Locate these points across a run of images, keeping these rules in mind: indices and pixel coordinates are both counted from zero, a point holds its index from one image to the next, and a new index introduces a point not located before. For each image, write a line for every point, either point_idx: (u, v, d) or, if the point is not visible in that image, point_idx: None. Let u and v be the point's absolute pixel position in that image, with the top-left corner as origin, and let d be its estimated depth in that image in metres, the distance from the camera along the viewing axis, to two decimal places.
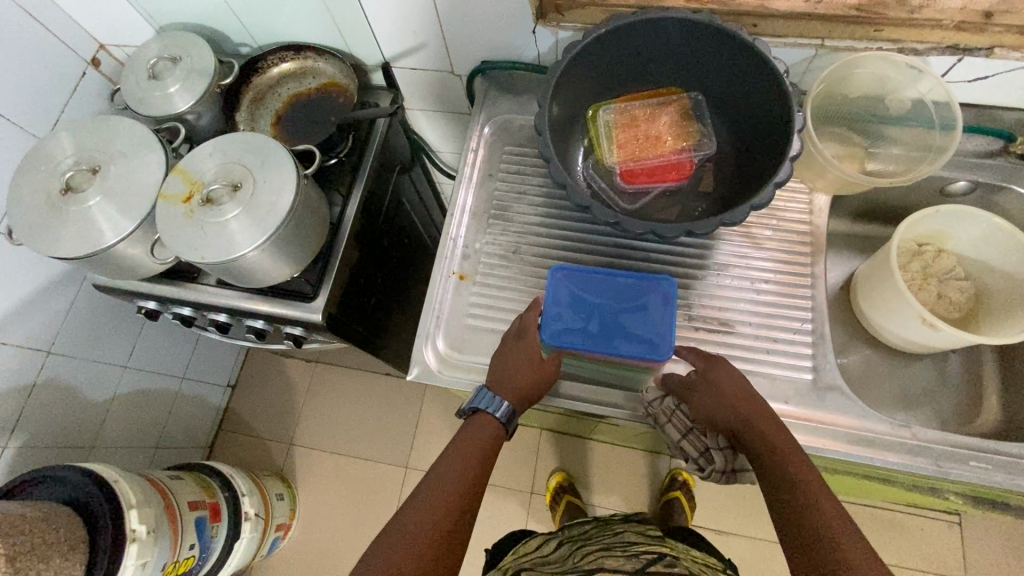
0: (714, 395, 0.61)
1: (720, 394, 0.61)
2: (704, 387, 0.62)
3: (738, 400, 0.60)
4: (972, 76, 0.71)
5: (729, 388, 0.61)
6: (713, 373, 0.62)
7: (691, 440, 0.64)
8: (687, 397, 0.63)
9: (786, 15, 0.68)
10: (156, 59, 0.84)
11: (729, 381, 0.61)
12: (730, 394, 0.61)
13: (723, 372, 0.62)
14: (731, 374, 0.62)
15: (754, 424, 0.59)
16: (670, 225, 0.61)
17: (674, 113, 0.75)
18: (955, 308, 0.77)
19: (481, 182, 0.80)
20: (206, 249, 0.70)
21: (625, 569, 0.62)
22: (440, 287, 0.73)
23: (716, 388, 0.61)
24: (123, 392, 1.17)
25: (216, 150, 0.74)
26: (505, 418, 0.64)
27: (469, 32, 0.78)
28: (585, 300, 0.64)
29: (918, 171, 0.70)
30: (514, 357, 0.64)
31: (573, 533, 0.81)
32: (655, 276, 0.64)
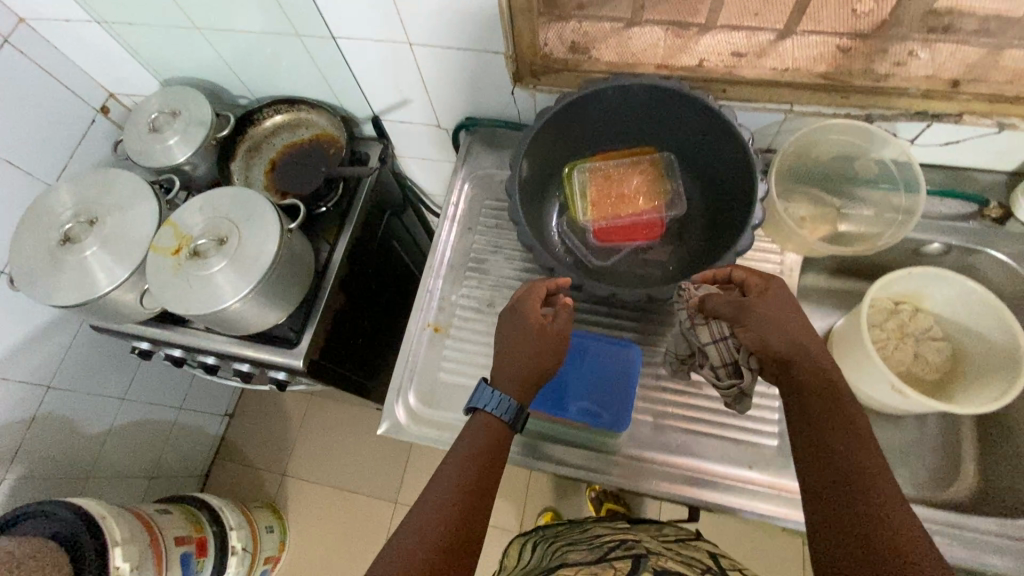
0: (768, 319, 0.54)
1: (775, 320, 0.54)
2: (754, 308, 0.55)
3: (793, 329, 0.54)
4: (942, 141, 0.71)
5: (788, 318, 0.54)
6: (773, 300, 0.55)
7: (718, 347, 0.61)
8: (727, 313, 0.57)
9: (756, 81, 0.71)
10: (157, 113, 0.89)
11: (787, 311, 0.54)
12: (789, 323, 0.54)
13: (778, 297, 0.55)
14: (784, 299, 0.56)
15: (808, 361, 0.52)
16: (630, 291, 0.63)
17: (645, 173, 0.77)
18: (931, 369, 0.77)
19: (460, 235, 0.82)
20: (191, 302, 0.73)
21: (585, 559, 0.61)
22: (414, 340, 0.75)
23: (774, 313, 0.54)
24: (121, 423, 1.20)
25: (205, 204, 0.77)
26: (511, 417, 0.57)
27: (455, 89, 0.82)
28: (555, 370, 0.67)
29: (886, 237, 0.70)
30: (517, 343, 0.60)
31: (547, 532, 0.79)
32: (627, 346, 0.67)
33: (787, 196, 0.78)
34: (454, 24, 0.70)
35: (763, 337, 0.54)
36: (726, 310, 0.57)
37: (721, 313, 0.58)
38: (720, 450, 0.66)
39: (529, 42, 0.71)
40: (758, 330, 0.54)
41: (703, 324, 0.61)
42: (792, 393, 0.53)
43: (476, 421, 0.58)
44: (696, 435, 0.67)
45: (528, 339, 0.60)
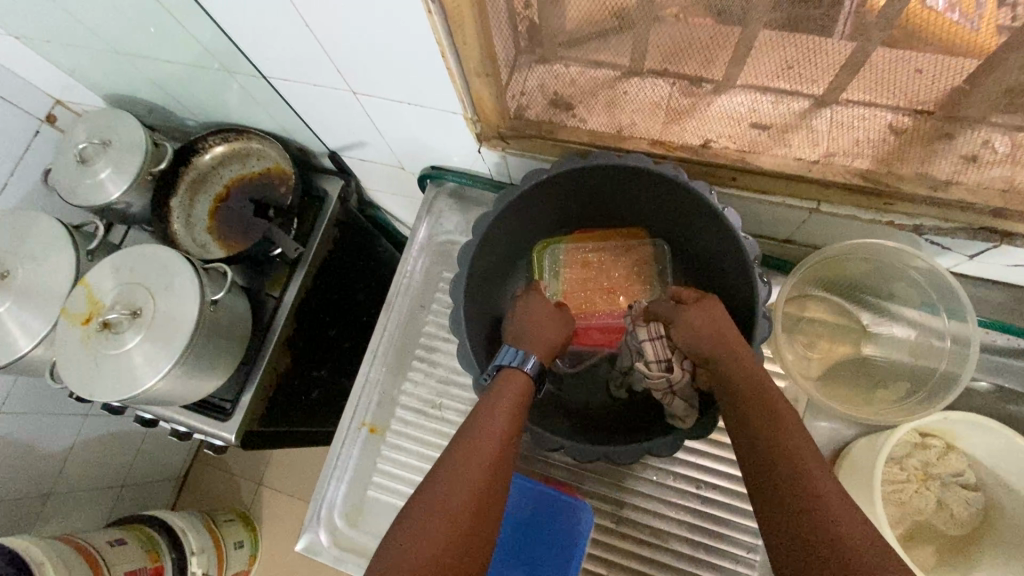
0: (697, 318, 0.52)
1: (706, 322, 0.52)
2: (689, 318, 0.53)
3: (721, 330, 0.51)
4: (1010, 262, 0.55)
5: (712, 317, 0.52)
6: (704, 305, 0.54)
7: (651, 344, 0.56)
8: (665, 308, 0.56)
9: (773, 172, 0.56)
10: (86, 143, 0.78)
11: (707, 315, 0.53)
12: (713, 329, 0.52)
13: (709, 303, 0.54)
14: (722, 311, 0.53)
15: (727, 359, 0.49)
16: (586, 449, 0.53)
17: (629, 264, 0.66)
18: (956, 523, 0.64)
19: (410, 313, 0.71)
20: (96, 384, 0.65)
21: None
22: (347, 441, 0.66)
23: (710, 316, 0.52)
24: (85, 438, 1.17)
25: (119, 266, 0.68)
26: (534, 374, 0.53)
27: (414, 140, 0.69)
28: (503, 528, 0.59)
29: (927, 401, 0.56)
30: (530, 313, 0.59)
31: None
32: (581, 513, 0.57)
33: (803, 307, 0.64)
34: (400, 79, 0.57)
35: (699, 342, 0.52)
36: (666, 309, 0.56)
37: (663, 310, 0.56)
38: None
39: (491, 103, 0.57)
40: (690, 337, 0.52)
41: (642, 324, 0.58)
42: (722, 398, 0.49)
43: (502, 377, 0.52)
44: None
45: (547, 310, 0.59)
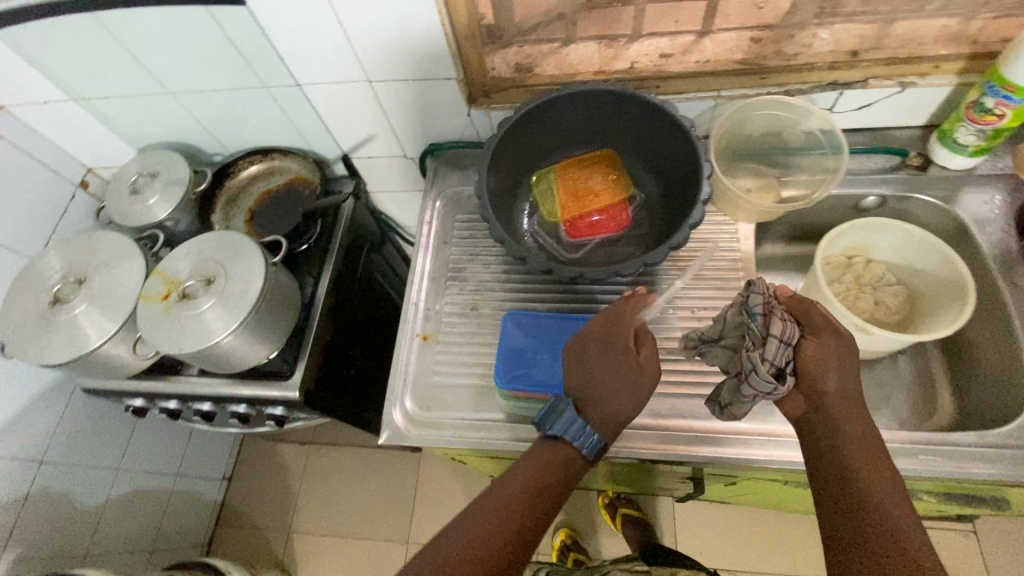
0: (830, 356, 0.58)
1: (838, 365, 0.58)
2: (822, 352, 0.58)
3: (847, 378, 0.58)
4: (857, 105, 0.79)
5: (845, 361, 0.58)
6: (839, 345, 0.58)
7: (778, 347, 0.57)
8: (815, 323, 0.59)
9: (682, 75, 0.78)
10: (137, 176, 0.93)
11: (846, 361, 0.58)
12: (838, 374, 0.58)
13: (846, 340, 0.58)
14: (842, 350, 0.59)
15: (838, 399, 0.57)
16: (597, 271, 0.69)
17: (606, 172, 0.84)
18: (892, 312, 0.82)
19: (437, 248, 0.86)
20: (184, 340, 0.74)
21: None
22: (405, 348, 0.77)
23: (850, 364, 0.58)
24: (116, 496, 1.18)
25: (191, 250, 0.81)
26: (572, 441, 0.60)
27: (418, 120, 0.89)
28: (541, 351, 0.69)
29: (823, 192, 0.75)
30: (611, 392, 0.60)
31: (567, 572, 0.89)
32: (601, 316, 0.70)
33: (732, 172, 0.84)
34: (410, 59, 0.77)
35: (822, 377, 0.58)
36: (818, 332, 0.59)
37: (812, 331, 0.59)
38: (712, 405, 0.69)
39: (476, 65, 0.78)
40: (816, 368, 0.58)
41: (779, 319, 0.58)
42: (821, 429, 0.58)
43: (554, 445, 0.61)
44: (689, 398, 0.70)
45: (646, 381, 0.60)
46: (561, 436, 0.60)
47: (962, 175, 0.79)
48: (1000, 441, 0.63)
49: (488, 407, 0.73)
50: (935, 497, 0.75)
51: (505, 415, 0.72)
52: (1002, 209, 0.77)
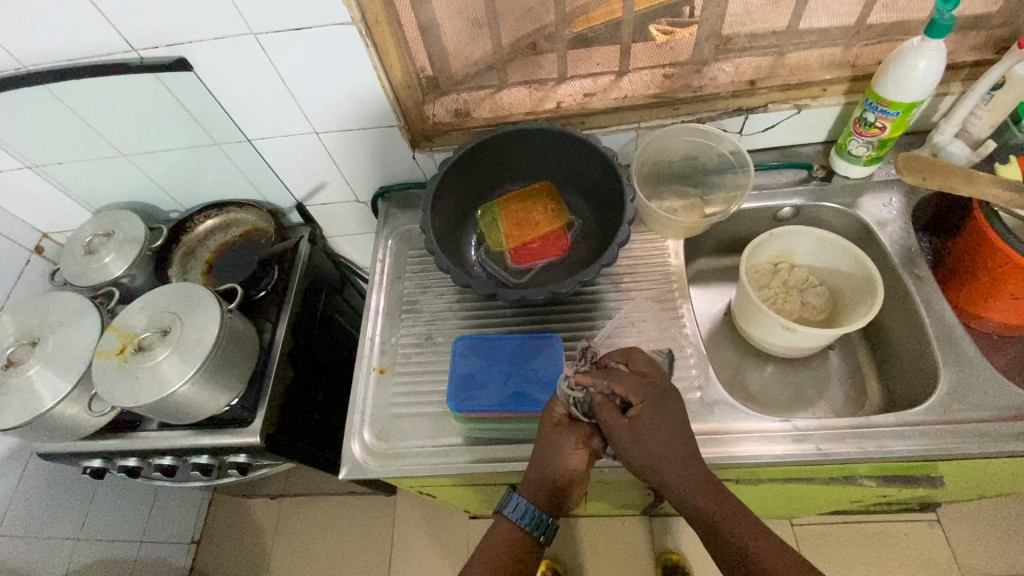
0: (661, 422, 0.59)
1: (655, 435, 0.59)
2: (642, 426, 0.59)
3: (675, 443, 0.59)
4: (762, 128, 0.88)
5: (669, 423, 0.59)
6: (652, 411, 0.60)
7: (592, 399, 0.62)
8: (638, 394, 0.61)
9: (604, 111, 0.86)
10: (92, 237, 0.95)
11: (670, 425, 0.59)
12: (675, 440, 0.59)
13: (666, 410, 0.60)
14: (652, 423, 0.59)
15: (676, 470, 0.58)
16: (537, 292, 0.74)
17: (546, 202, 0.90)
18: (818, 311, 0.88)
19: (391, 284, 0.89)
20: (141, 392, 0.75)
21: None
22: (363, 382, 0.80)
23: (641, 438, 0.59)
24: (76, 568, 1.13)
25: (147, 304, 0.82)
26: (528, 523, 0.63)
27: (367, 166, 0.94)
28: (478, 379, 0.70)
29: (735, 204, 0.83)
30: (535, 461, 0.64)
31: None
32: (546, 334, 0.72)
33: (659, 195, 0.91)
34: (353, 110, 0.83)
35: (656, 457, 0.58)
36: (636, 399, 0.61)
37: (631, 398, 0.61)
38: None
39: (415, 112, 0.85)
40: (643, 446, 0.59)
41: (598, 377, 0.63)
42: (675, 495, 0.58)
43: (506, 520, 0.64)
44: None
45: (565, 452, 0.63)
46: (504, 510, 0.64)
47: (862, 182, 0.87)
48: (916, 419, 0.68)
49: (445, 433, 0.75)
50: (875, 482, 0.80)
51: (462, 439, 0.74)
52: (899, 210, 0.85)
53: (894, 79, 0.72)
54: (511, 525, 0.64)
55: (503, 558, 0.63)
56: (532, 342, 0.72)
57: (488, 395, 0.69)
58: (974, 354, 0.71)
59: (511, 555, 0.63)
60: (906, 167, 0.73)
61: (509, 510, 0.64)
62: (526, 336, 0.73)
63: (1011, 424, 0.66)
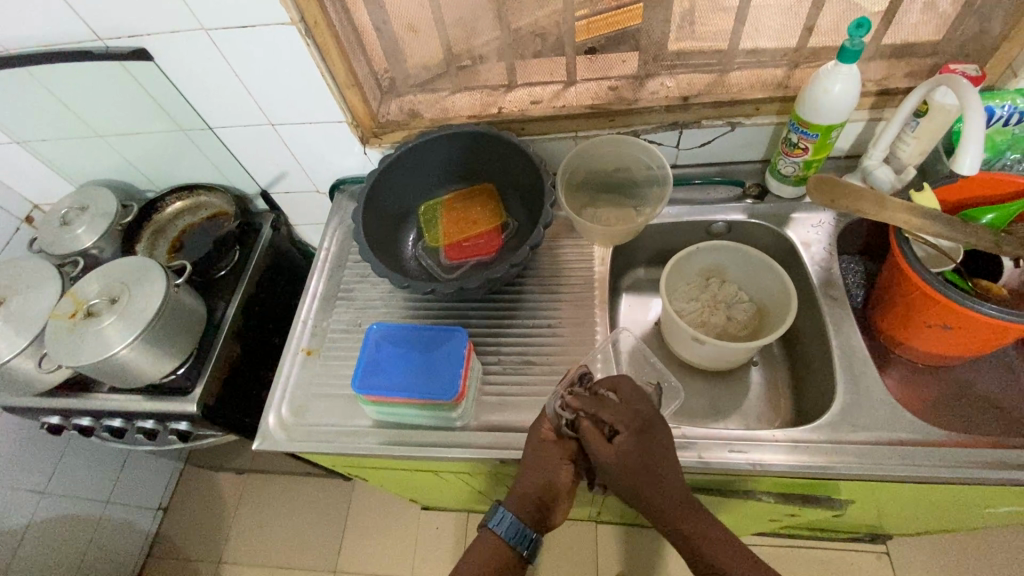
0: (642, 457, 0.62)
1: (643, 466, 0.61)
2: (628, 461, 0.61)
3: (656, 475, 0.62)
4: (698, 143, 0.90)
5: (653, 457, 0.62)
6: (638, 447, 0.61)
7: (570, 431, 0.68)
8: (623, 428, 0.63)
9: (542, 118, 0.89)
10: (68, 209, 1.02)
11: (653, 458, 0.62)
12: (653, 469, 0.61)
13: (652, 447, 0.62)
14: (632, 452, 0.62)
15: (663, 491, 0.62)
16: (450, 287, 0.78)
17: (485, 203, 0.93)
18: (743, 326, 0.89)
19: (332, 271, 0.94)
20: (82, 354, 0.81)
21: None
22: (289, 361, 0.84)
23: (635, 465, 0.61)
24: (39, 520, 1.21)
25: (102, 274, 0.89)
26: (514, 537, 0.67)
27: (322, 159, 0.99)
28: (385, 364, 0.73)
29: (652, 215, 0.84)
30: (523, 473, 0.69)
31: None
32: (452, 327, 0.75)
33: (594, 204, 0.94)
34: (302, 105, 0.88)
35: (651, 485, 0.61)
36: (624, 430, 0.62)
37: (620, 429, 0.63)
38: None
39: (361, 110, 0.89)
40: (632, 477, 0.61)
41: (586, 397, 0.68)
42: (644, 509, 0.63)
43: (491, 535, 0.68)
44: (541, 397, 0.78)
45: (550, 463, 0.68)
46: (489, 524, 0.68)
47: (794, 202, 0.89)
48: (805, 436, 0.70)
49: (356, 414, 0.79)
50: (777, 497, 0.81)
51: (372, 421, 0.78)
52: (827, 233, 0.87)
53: (811, 100, 0.73)
54: (496, 540, 0.68)
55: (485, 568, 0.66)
56: (439, 333, 0.75)
57: (390, 379, 0.72)
58: (872, 378, 0.73)
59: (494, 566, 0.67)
60: (817, 190, 0.74)
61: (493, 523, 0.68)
62: (436, 327, 0.77)
63: (892, 447, 0.68)
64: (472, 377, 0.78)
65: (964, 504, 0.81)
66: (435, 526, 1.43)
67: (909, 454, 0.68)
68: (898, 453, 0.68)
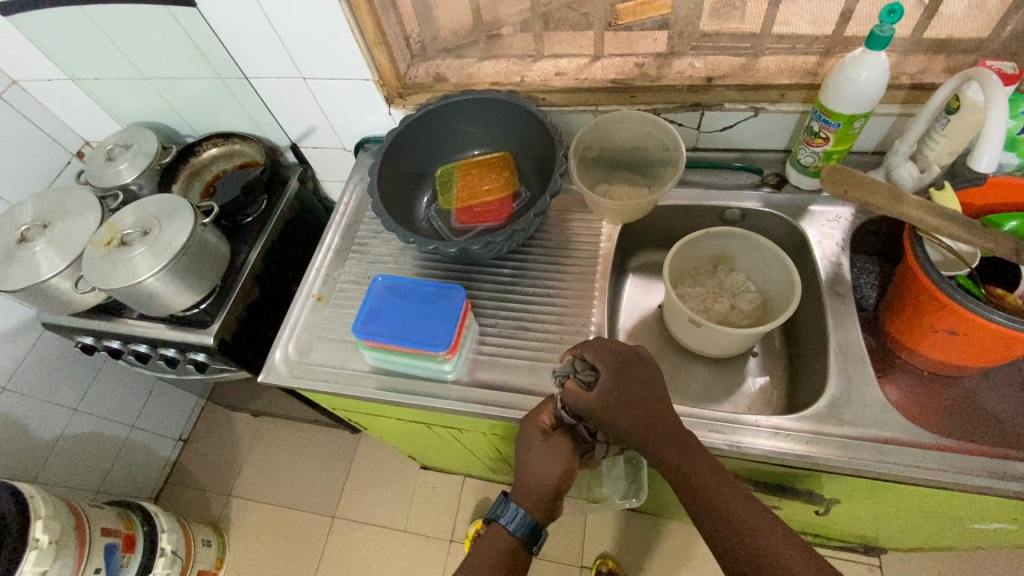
0: (632, 388, 0.65)
1: (628, 395, 0.64)
2: (611, 396, 0.64)
3: (644, 402, 0.65)
4: (720, 126, 0.89)
5: (643, 391, 0.65)
6: (623, 367, 0.65)
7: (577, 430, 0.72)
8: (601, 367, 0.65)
9: (564, 90, 0.90)
10: (113, 146, 1.09)
11: (637, 387, 0.66)
12: (643, 399, 0.65)
13: (639, 377, 0.66)
14: (627, 383, 0.65)
15: (653, 421, 0.65)
16: (454, 245, 0.80)
17: (501, 170, 0.95)
18: (745, 316, 0.89)
19: (348, 225, 0.97)
20: (113, 278, 0.87)
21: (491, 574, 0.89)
22: (299, 304, 0.89)
23: (620, 399, 0.64)
24: (70, 433, 1.31)
25: (138, 207, 0.95)
26: (520, 529, 0.70)
27: (348, 116, 1.02)
28: (386, 311, 0.77)
29: (660, 194, 0.84)
30: (534, 469, 0.70)
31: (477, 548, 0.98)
32: (451, 284, 0.78)
33: (607, 181, 0.94)
34: (333, 60, 0.91)
35: (636, 407, 0.64)
36: (602, 367, 0.65)
37: (599, 367, 0.65)
38: (551, 373, 0.79)
39: (389, 69, 0.92)
40: (616, 416, 0.64)
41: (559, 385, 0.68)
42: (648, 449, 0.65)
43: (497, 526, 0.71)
44: (532, 361, 0.80)
45: (551, 460, 0.69)
46: (497, 517, 0.72)
47: (813, 194, 0.87)
48: (788, 426, 0.70)
49: (355, 359, 0.83)
50: (759, 486, 0.81)
51: (370, 367, 0.82)
52: (843, 228, 0.85)
53: (835, 88, 0.72)
54: (504, 532, 0.71)
55: (494, 559, 0.69)
56: (440, 289, 0.78)
57: (390, 326, 0.75)
58: (868, 376, 0.72)
59: (502, 555, 0.70)
60: (831, 180, 0.73)
61: (497, 515, 0.71)
62: (438, 284, 0.80)
63: (877, 445, 0.68)
64: (467, 335, 0.81)
65: (953, 515, 0.79)
66: (430, 485, 1.48)
67: (896, 454, 0.67)
68: (883, 452, 0.67)
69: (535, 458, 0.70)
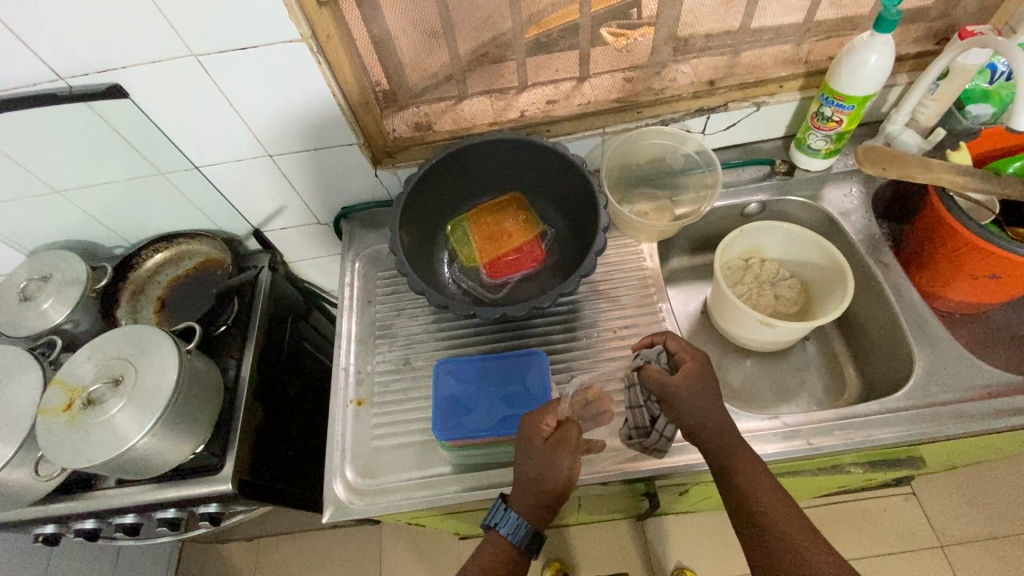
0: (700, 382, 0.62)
1: (702, 385, 0.62)
2: (690, 384, 0.61)
3: (715, 397, 0.62)
4: (724, 126, 0.90)
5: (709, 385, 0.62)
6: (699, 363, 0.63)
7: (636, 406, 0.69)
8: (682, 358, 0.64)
9: (569, 117, 0.85)
10: (27, 281, 0.87)
11: (707, 384, 0.62)
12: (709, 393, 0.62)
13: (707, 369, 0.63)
14: (700, 373, 0.63)
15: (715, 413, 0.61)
16: (517, 307, 0.70)
17: (516, 212, 0.88)
18: (791, 303, 0.90)
19: (362, 310, 0.85)
20: (93, 452, 0.68)
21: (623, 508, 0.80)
22: (339, 417, 0.75)
23: (695, 390, 0.62)
24: None
25: (94, 352, 0.76)
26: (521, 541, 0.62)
27: (327, 187, 0.89)
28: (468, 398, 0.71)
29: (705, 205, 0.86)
30: (531, 477, 0.62)
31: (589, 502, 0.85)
32: (528, 353, 0.73)
33: (628, 199, 0.93)
34: (305, 129, 0.78)
35: (703, 398, 0.61)
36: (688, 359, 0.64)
37: (682, 359, 0.64)
38: None
39: (375, 130, 0.81)
40: (693, 401, 0.61)
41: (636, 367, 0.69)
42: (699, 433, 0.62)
43: (493, 539, 0.63)
44: None
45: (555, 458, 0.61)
46: (494, 526, 0.62)
47: (823, 175, 0.90)
48: (897, 405, 0.71)
49: (432, 462, 0.72)
50: (860, 466, 0.82)
51: (451, 467, 0.71)
52: (859, 201, 0.89)
53: (848, 72, 0.74)
54: (502, 542, 0.62)
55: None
56: (516, 362, 0.73)
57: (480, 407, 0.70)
58: (943, 336, 0.75)
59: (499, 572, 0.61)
60: (864, 159, 0.76)
61: (491, 522, 0.63)
62: (511, 355, 0.74)
63: (984, 401, 0.70)
64: None
65: None
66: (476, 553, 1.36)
67: (1001, 405, 0.69)
68: (991, 406, 0.69)
69: (535, 456, 0.62)
